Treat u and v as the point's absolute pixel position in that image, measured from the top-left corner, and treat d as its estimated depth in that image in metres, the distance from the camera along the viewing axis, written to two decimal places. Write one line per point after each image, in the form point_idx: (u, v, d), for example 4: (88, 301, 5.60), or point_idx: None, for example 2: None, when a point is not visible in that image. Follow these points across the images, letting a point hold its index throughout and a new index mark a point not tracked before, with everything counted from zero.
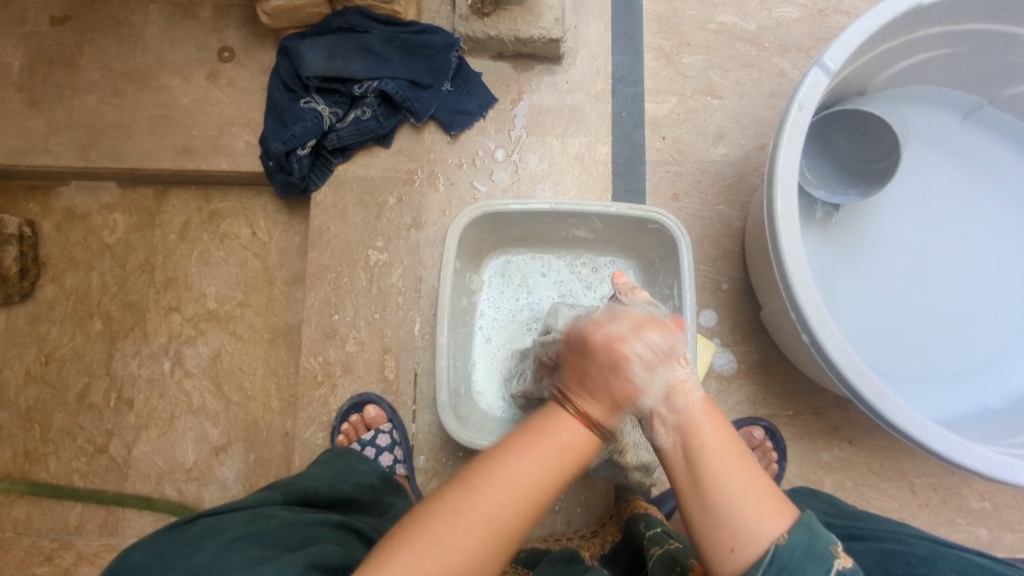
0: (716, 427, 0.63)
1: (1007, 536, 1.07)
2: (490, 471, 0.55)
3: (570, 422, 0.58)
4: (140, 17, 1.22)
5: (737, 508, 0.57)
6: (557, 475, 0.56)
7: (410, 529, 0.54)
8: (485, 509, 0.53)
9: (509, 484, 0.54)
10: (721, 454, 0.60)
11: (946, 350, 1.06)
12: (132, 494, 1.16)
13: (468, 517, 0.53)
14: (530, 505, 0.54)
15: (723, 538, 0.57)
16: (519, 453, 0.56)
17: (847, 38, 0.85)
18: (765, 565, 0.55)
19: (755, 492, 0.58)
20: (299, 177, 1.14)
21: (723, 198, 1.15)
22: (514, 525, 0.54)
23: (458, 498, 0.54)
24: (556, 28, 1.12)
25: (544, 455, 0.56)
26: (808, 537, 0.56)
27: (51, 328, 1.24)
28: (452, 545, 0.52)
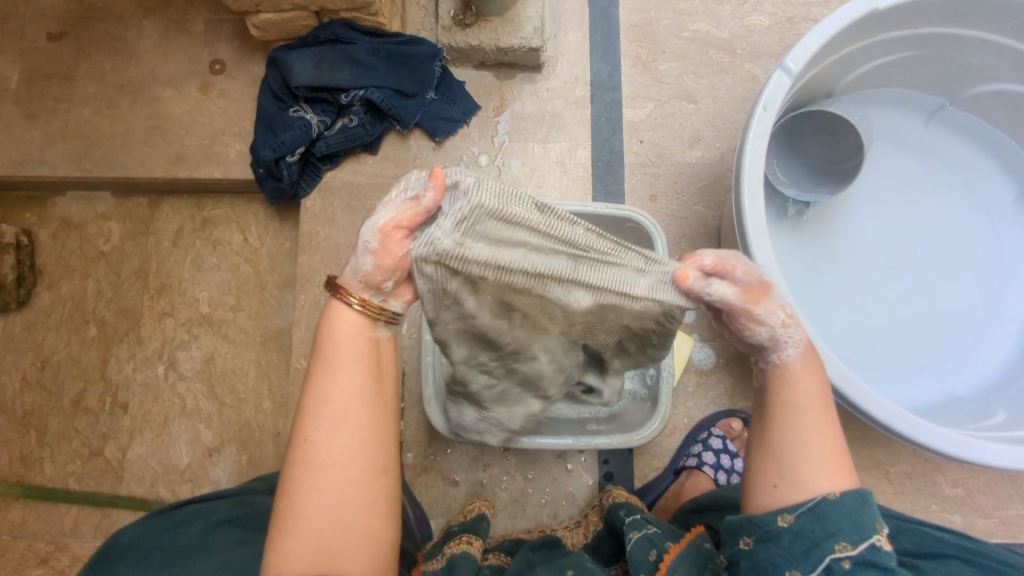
0: (808, 382, 0.64)
1: (981, 521, 1.10)
2: (307, 418, 0.60)
3: (336, 313, 0.61)
4: (134, 31, 1.26)
5: (801, 454, 0.61)
6: (356, 379, 0.60)
7: (278, 506, 0.61)
8: (319, 451, 0.60)
9: (326, 417, 0.60)
10: (804, 405, 0.63)
11: (917, 341, 1.10)
12: (127, 496, 1.18)
13: (310, 465, 0.60)
14: (350, 419, 0.60)
15: (772, 473, 0.62)
16: (315, 386, 0.60)
17: (807, 42, 0.90)
18: (804, 508, 0.59)
19: (821, 447, 0.61)
20: (289, 184, 1.18)
21: (699, 199, 1.19)
22: (358, 442, 0.60)
23: (293, 457, 0.60)
24: (535, 37, 1.16)
25: (337, 367, 0.60)
26: (860, 505, 0.59)
27: (46, 334, 1.27)
28: (311, 496, 0.59)
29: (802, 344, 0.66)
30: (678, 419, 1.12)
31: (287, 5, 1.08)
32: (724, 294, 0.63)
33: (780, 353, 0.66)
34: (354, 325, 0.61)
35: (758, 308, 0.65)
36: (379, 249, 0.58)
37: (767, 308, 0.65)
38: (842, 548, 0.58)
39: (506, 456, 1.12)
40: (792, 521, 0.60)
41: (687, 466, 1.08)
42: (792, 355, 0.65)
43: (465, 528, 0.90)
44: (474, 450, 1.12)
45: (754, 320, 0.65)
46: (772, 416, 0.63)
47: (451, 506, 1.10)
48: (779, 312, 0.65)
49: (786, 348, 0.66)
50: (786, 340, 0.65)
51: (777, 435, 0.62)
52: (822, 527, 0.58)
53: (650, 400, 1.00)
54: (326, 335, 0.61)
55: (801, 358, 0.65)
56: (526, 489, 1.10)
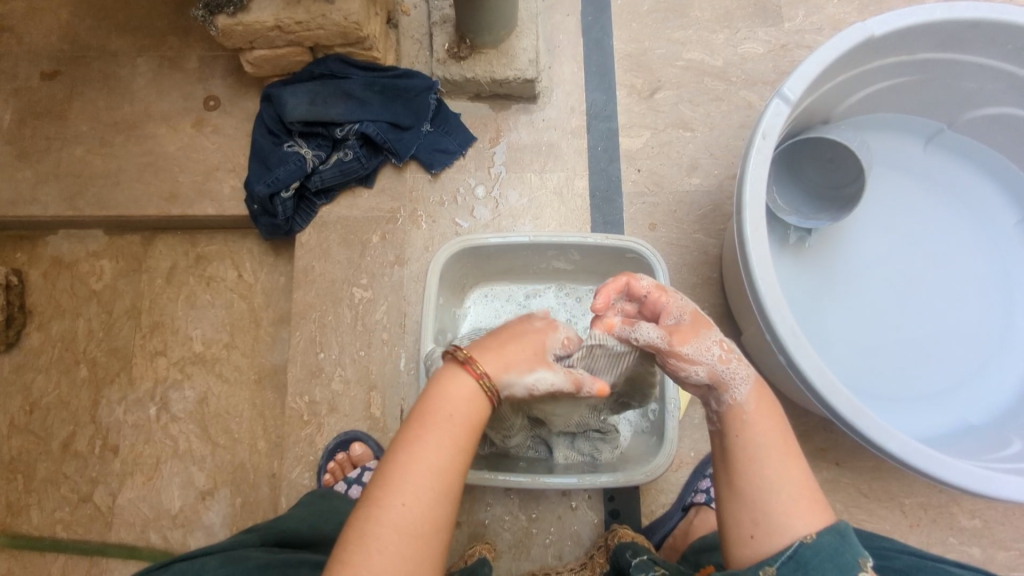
0: (760, 417, 0.64)
1: (1001, 554, 1.07)
2: (402, 471, 0.57)
3: (459, 383, 0.61)
4: (128, 69, 1.26)
5: (768, 501, 0.59)
6: (461, 449, 0.59)
7: (339, 559, 0.55)
8: (405, 507, 0.55)
9: (422, 475, 0.56)
10: (767, 444, 0.62)
11: (926, 368, 1.07)
12: (116, 544, 1.14)
13: (391, 523, 0.55)
14: (446, 486, 0.57)
15: (746, 522, 0.59)
16: (421, 442, 0.58)
17: (804, 70, 0.89)
18: (784, 557, 0.56)
19: (788, 487, 0.59)
20: (283, 219, 1.16)
21: (699, 227, 1.18)
22: (442, 512, 0.57)
23: (372, 509, 0.56)
24: (530, 69, 1.16)
25: (446, 433, 0.59)
26: (837, 544, 0.56)
27: (36, 376, 1.24)
28: (386, 555, 0.54)
29: (753, 380, 0.67)
30: (685, 453, 1.09)
31: (281, 41, 1.08)
32: (647, 337, 0.68)
33: (733, 390, 0.65)
34: (461, 390, 0.61)
35: (685, 347, 0.68)
36: (527, 390, 0.67)
37: (699, 342, 0.68)
38: None
39: (509, 494, 1.08)
40: (775, 573, 0.56)
41: (696, 502, 1.04)
42: (745, 394, 0.65)
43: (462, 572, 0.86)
44: (476, 489, 1.08)
45: (686, 361, 0.68)
46: (735, 461, 0.62)
47: (452, 549, 1.06)
48: (712, 350, 0.68)
49: (737, 387, 0.66)
50: (732, 377, 0.66)
51: (745, 480, 0.60)
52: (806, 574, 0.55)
53: (657, 435, 0.97)
54: (438, 397, 0.61)
55: (753, 394, 0.65)
56: (530, 529, 1.06)
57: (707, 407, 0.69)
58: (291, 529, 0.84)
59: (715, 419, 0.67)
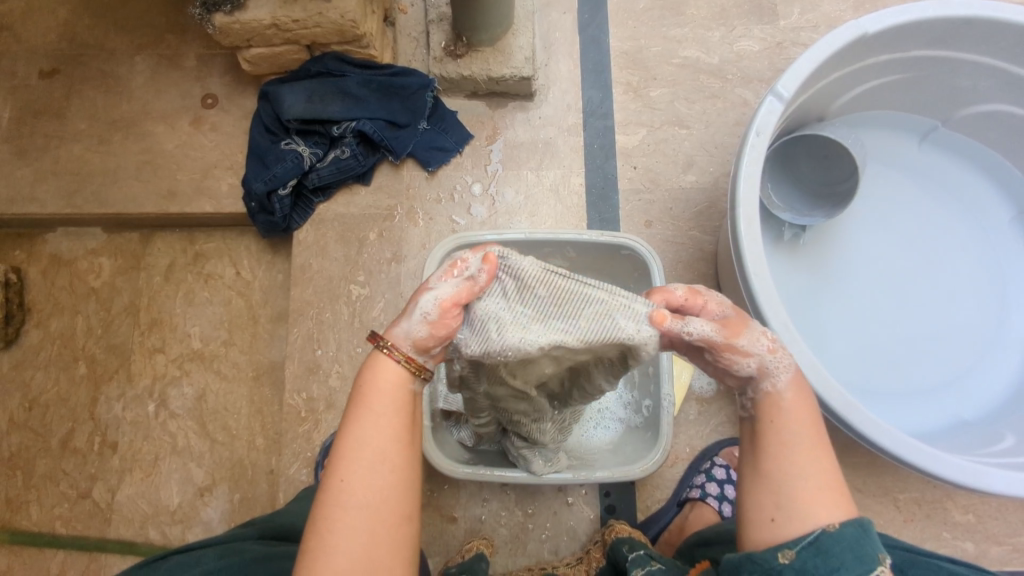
0: (797, 410, 0.63)
1: (995, 548, 1.07)
2: (342, 458, 0.58)
3: (381, 364, 0.61)
4: (126, 68, 1.27)
5: (795, 489, 0.58)
6: (398, 422, 0.60)
7: (304, 548, 0.57)
8: (352, 490, 0.57)
9: (363, 457, 0.57)
10: (799, 434, 0.61)
11: (920, 364, 1.08)
12: (115, 540, 1.15)
13: (343, 506, 0.56)
14: (388, 459, 0.58)
15: (769, 505, 0.59)
16: (357, 427, 0.59)
17: (797, 67, 0.90)
18: (804, 543, 0.56)
19: (817, 477, 0.59)
20: (281, 217, 1.17)
21: (695, 224, 1.19)
22: (390, 486, 0.58)
23: (326, 496, 0.57)
24: (526, 67, 1.16)
25: (379, 413, 0.60)
26: (859, 535, 0.56)
27: (35, 373, 1.25)
28: (344, 537, 0.55)
29: (793, 369, 0.66)
30: (680, 449, 1.10)
31: (278, 39, 1.09)
32: (703, 332, 0.62)
33: (773, 378, 0.65)
34: (389, 378, 0.61)
35: (738, 340, 0.65)
36: (434, 320, 0.59)
37: (750, 337, 0.66)
38: None
39: (505, 490, 1.09)
40: (793, 557, 0.56)
41: (691, 498, 1.05)
42: (787, 381, 0.65)
43: (462, 568, 0.87)
44: (472, 484, 1.09)
45: (740, 353, 0.66)
46: (769, 447, 0.61)
47: (449, 544, 1.07)
48: (760, 341, 0.66)
49: (776, 375, 0.65)
50: (775, 366, 0.65)
51: (773, 466, 0.60)
52: (825, 563, 0.55)
53: (652, 432, 0.98)
54: (367, 382, 0.61)
55: (793, 382, 0.65)
56: (526, 525, 1.07)
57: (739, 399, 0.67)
58: (288, 523, 0.85)
59: (747, 406, 0.66)
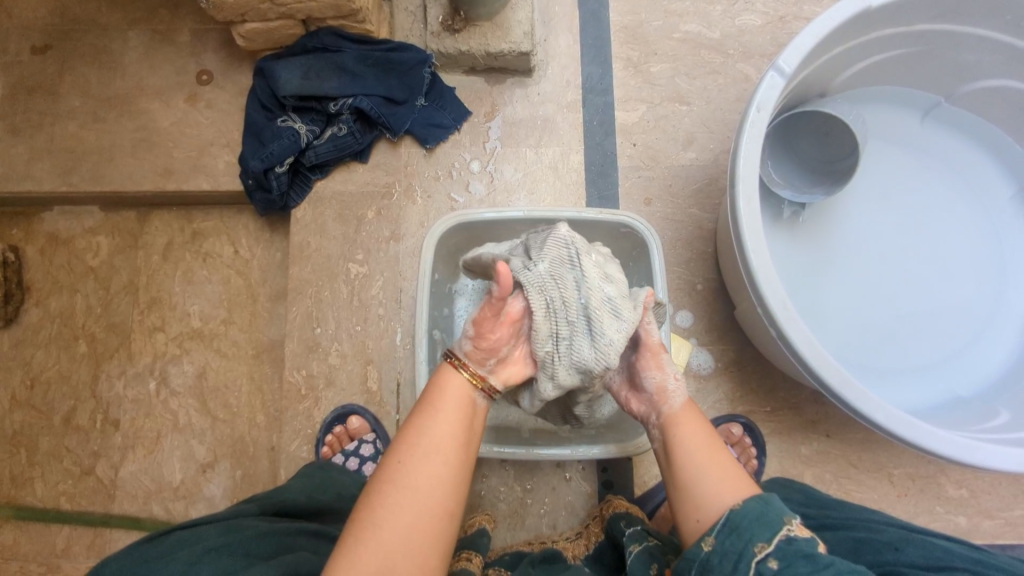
0: (696, 426, 0.72)
1: (987, 522, 1.09)
2: (403, 443, 0.65)
3: (451, 377, 0.71)
4: (119, 43, 1.25)
5: (704, 483, 0.66)
6: (458, 428, 0.67)
7: (353, 521, 0.62)
8: (410, 472, 0.63)
9: (422, 444, 0.65)
10: (696, 442, 0.70)
11: (918, 341, 1.08)
12: (120, 515, 1.16)
13: (398, 484, 0.62)
14: (443, 455, 0.65)
15: (691, 507, 0.66)
16: (420, 423, 0.67)
17: (800, 42, 0.88)
18: (719, 527, 0.63)
19: (724, 473, 0.66)
20: (278, 194, 1.16)
21: (695, 201, 1.18)
22: (443, 474, 0.64)
23: (383, 475, 0.64)
24: (525, 42, 1.15)
25: (440, 412, 0.68)
26: (762, 506, 0.62)
27: (35, 352, 1.25)
28: (394, 512, 0.61)
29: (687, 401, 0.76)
30: None
31: (273, 14, 1.07)
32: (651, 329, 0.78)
33: (669, 404, 0.75)
34: (460, 387, 0.70)
35: (662, 355, 0.78)
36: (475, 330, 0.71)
37: (666, 361, 0.78)
38: (761, 549, 0.60)
39: (504, 466, 1.10)
40: (714, 542, 0.62)
41: None
42: (681, 404, 0.75)
43: (462, 544, 0.89)
44: (472, 460, 1.10)
45: (657, 365, 0.77)
46: (675, 459, 0.70)
47: None
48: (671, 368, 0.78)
49: (674, 400, 0.76)
50: (671, 392, 0.76)
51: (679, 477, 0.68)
52: (738, 536, 0.61)
53: None
54: (437, 389, 0.70)
55: (687, 408, 0.75)
56: (525, 500, 1.09)
57: (649, 428, 0.78)
58: (288, 499, 0.86)
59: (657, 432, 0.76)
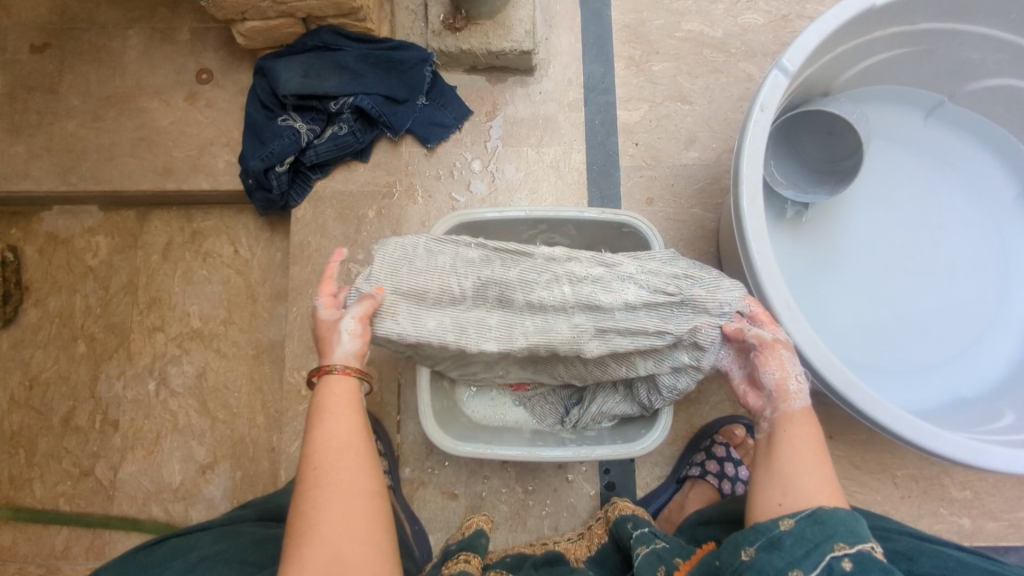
0: (806, 429, 0.71)
1: (991, 524, 1.08)
2: (314, 450, 0.66)
3: (331, 381, 0.72)
4: (118, 42, 1.24)
5: (799, 475, 0.66)
6: (357, 417, 0.70)
7: (291, 534, 0.62)
8: (326, 472, 0.64)
9: (329, 446, 0.66)
10: (800, 439, 0.69)
11: (921, 341, 1.08)
12: (119, 516, 1.16)
13: (321, 486, 0.64)
14: (351, 444, 0.67)
15: (776, 493, 0.65)
16: (320, 426, 0.68)
17: (804, 40, 0.88)
18: (803, 515, 0.61)
19: (818, 473, 0.66)
20: (279, 194, 1.16)
21: (697, 201, 1.17)
22: (358, 465, 0.66)
23: (305, 482, 0.64)
24: (527, 40, 1.14)
25: (336, 412, 0.69)
26: (852, 517, 0.60)
27: (34, 352, 1.25)
28: (325, 511, 0.62)
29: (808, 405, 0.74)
30: (680, 426, 1.10)
31: (273, 12, 1.06)
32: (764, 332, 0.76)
33: (790, 402, 0.73)
34: (344, 387, 0.72)
35: (784, 352, 0.76)
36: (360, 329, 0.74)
37: (789, 358, 0.76)
38: (840, 550, 0.58)
39: (506, 468, 1.09)
40: (791, 525, 0.61)
41: (691, 475, 1.05)
42: (800, 406, 0.73)
43: (462, 545, 0.88)
44: (473, 462, 1.10)
45: (779, 363, 0.76)
46: (776, 446, 0.70)
47: (451, 521, 1.08)
48: (796, 366, 0.76)
49: (795, 401, 0.73)
50: (794, 392, 0.74)
51: (778, 461, 0.68)
52: (821, 529, 0.59)
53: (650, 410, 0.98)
54: (326, 393, 0.71)
55: (805, 411, 0.72)
56: (526, 501, 1.08)
57: (759, 422, 0.76)
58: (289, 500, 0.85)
59: (765, 427, 0.74)
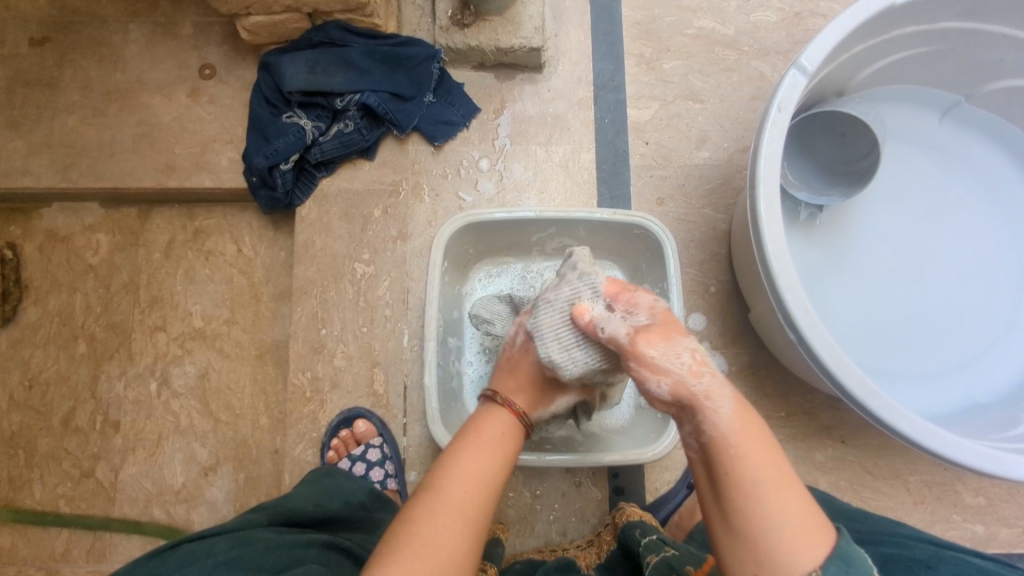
0: (748, 438, 0.59)
1: (1004, 531, 1.07)
2: (457, 462, 0.65)
3: (500, 409, 0.73)
4: (120, 36, 1.22)
5: (769, 534, 0.55)
6: (504, 452, 0.68)
7: (400, 530, 0.60)
8: (463, 488, 0.62)
9: (475, 466, 0.64)
10: (752, 466, 0.57)
11: (934, 346, 1.06)
12: (120, 519, 1.14)
13: (450, 496, 0.61)
14: (491, 475, 0.65)
15: (749, 563, 0.56)
16: (471, 446, 0.67)
17: (823, 39, 0.86)
18: None
19: (790, 519, 0.55)
20: (283, 192, 1.13)
21: (708, 202, 1.16)
22: (490, 495, 0.64)
23: (431, 489, 0.62)
24: (536, 37, 1.12)
25: (492, 440, 0.68)
26: (845, 573, 0.53)
27: (34, 352, 1.23)
28: (444, 521, 0.59)
29: (732, 402, 0.60)
30: None
31: (278, 7, 1.04)
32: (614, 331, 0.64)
33: (707, 411, 0.60)
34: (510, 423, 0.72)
35: (652, 350, 0.62)
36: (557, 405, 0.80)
37: (664, 352, 0.62)
38: None
39: (513, 472, 1.08)
40: None
41: None
42: (725, 412, 0.59)
43: None
44: None
45: (654, 364, 0.62)
46: (719, 492, 0.58)
47: None
48: (682, 356, 0.61)
49: (707, 404, 0.60)
50: (700, 390, 0.60)
51: (742, 523, 0.56)
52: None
53: (662, 414, 0.96)
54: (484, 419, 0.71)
55: (732, 416, 0.59)
56: (534, 506, 1.06)
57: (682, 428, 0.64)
58: (296, 507, 0.83)
59: (694, 445, 0.62)
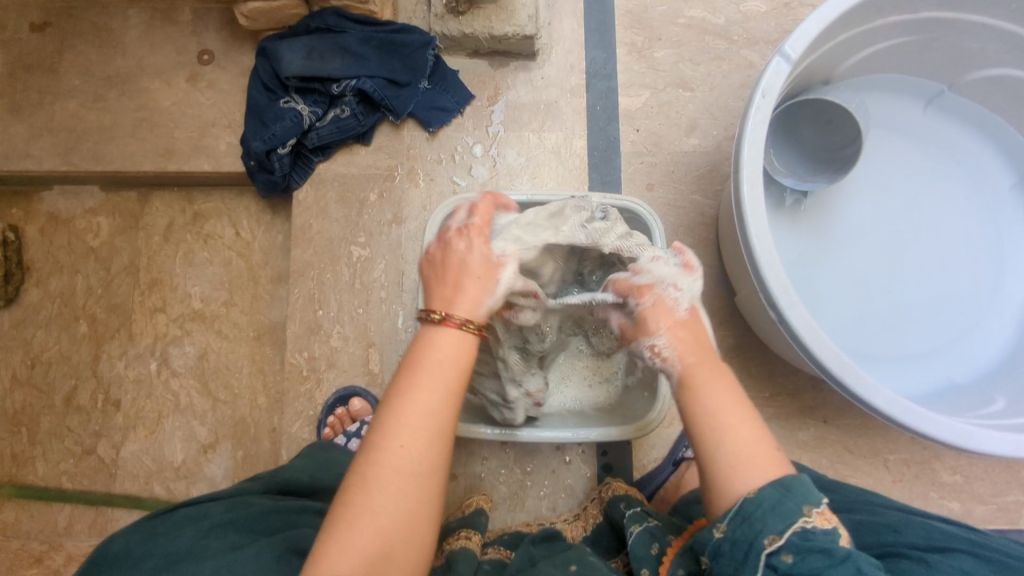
0: (719, 391, 0.66)
1: (979, 508, 1.10)
2: (396, 416, 0.62)
3: (443, 334, 0.67)
4: (119, 22, 1.24)
5: (721, 457, 0.62)
6: (451, 395, 0.65)
7: (342, 503, 0.60)
8: (405, 454, 0.61)
9: (417, 423, 0.62)
10: (724, 408, 0.64)
11: (915, 328, 1.09)
12: (121, 494, 1.17)
13: (391, 467, 0.60)
14: (437, 428, 0.63)
15: (707, 483, 0.62)
16: (412, 392, 0.63)
17: (807, 27, 0.88)
18: (731, 514, 0.60)
19: (745, 445, 0.62)
20: (281, 176, 1.16)
21: (696, 187, 1.18)
22: (438, 454, 0.63)
23: (372, 453, 0.61)
24: (530, 25, 1.14)
25: (437, 382, 0.64)
26: (779, 494, 0.58)
27: (36, 332, 1.25)
28: (384, 497, 0.59)
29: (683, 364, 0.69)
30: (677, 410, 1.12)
31: None
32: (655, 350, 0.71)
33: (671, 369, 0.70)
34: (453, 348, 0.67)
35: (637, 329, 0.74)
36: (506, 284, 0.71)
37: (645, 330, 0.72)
38: (772, 541, 0.57)
39: (504, 449, 1.11)
40: (725, 529, 0.60)
41: (686, 458, 1.07)
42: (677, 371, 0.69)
43: (463, 522, 0.90)
44: (472, 443, 1.11)
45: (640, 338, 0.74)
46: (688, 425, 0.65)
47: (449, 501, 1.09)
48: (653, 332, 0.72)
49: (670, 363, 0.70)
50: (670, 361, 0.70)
51: (703, 445, 0.63)
52: (751, 526, 0.58)
53: (649, 391, 0.99)
54: (425, 349, 0.66)
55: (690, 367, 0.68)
56: (524, 482, 1.10)
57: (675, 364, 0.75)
58: (291, 478, 0.86)
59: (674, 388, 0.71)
